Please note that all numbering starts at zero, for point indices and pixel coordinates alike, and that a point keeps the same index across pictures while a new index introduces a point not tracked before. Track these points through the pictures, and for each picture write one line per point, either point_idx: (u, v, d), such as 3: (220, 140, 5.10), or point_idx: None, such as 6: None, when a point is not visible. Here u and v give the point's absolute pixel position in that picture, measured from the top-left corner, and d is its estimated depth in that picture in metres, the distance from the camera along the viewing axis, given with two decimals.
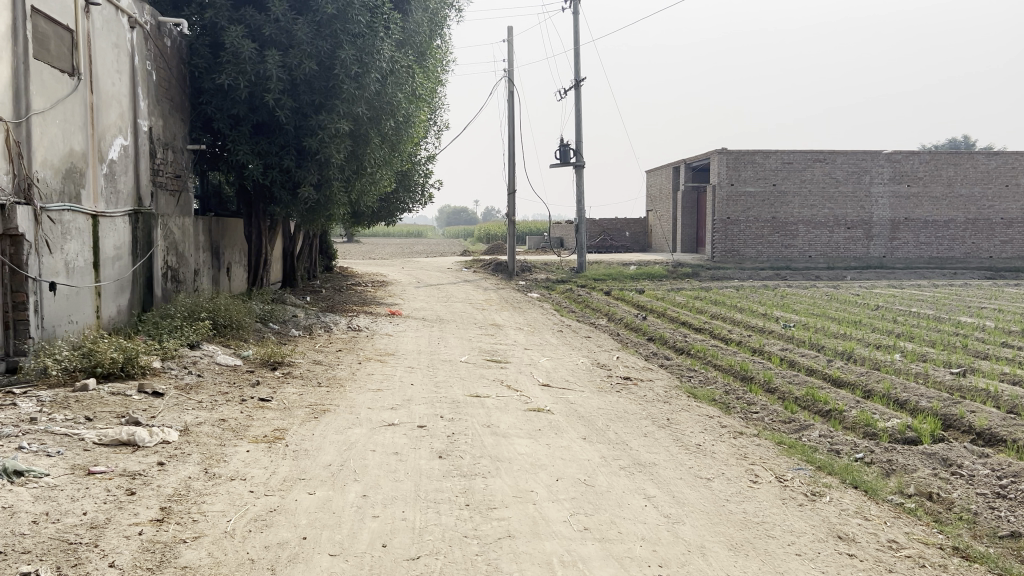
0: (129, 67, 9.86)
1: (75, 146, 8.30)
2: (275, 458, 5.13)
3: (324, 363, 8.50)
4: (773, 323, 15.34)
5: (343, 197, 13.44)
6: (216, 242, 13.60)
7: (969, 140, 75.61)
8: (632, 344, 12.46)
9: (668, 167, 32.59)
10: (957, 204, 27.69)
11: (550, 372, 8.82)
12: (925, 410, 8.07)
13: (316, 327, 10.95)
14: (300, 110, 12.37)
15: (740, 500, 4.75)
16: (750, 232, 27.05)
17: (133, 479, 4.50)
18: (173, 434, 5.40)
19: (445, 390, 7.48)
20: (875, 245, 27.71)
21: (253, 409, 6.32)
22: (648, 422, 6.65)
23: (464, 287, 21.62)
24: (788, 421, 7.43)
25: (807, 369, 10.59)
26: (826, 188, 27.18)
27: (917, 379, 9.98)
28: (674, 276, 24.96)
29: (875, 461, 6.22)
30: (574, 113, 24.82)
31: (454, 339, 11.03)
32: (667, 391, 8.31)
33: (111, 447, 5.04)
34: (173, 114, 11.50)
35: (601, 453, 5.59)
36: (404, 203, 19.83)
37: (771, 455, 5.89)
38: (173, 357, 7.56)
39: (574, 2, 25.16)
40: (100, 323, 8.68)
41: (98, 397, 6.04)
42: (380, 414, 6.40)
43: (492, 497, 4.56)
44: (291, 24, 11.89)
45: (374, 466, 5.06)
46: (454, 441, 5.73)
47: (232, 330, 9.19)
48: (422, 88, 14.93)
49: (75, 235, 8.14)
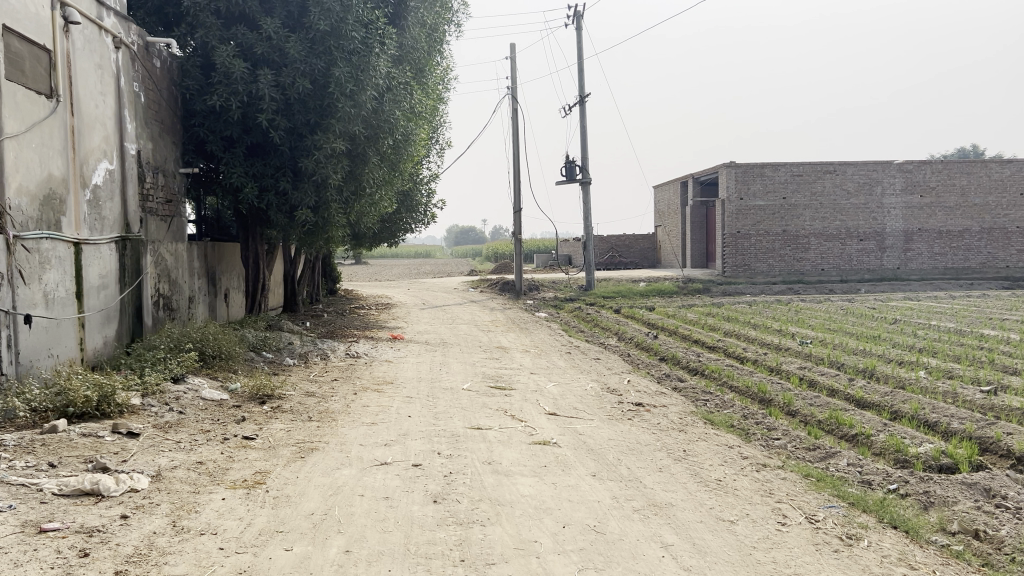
0: (114, 89, 9.50)
1: (54, 171, 7.89)
2: (252, 507, 4.66)
3: (318, 395, 8.02)
4: (789, 340, 14.80)
5: (341, 218, 13.03)
6: (212, 267, 13.21)
7: (977, 148, 75.10)
8: (643, 365, 11.98)
9: (676, 182, 32.14)
10: (971, 213, 27.09)
11: (557, 399, 8.33)
12: (959, 433, 7.54)
13: (311, 354, 10.50)
14: (295, 131, 12.00)
15: (768, 547, 4.26)
16: (761, 246, 26.57)
17: (89, 537, 4.04)
18: (143, 481, 4.94)
19: (444, 422, 6.98)
20: (888, 257, 27.15)
21: (234, 449, 5.85)
22: (663, 455, 6.15)
23: (471, 308, 21.22)
24: (813, 448, 6.94)
25: (828, 390, 10.05)
26: (837, 200, 26.67)
27: (946, 399, 9.42)
28: (685, 292, 24.47)
29: (911, 494, 5.70)
30: (579, 129, 24.50)
31: (457, 364, 10.57)
32: (682, 418, 7.81)
33: (72, 498, 4.58)
34: (164, 137, 11.14)
35: (613, 493, 5.09)
36: (406, 223, 19.43)
37: (799, 491, 5.38)
38: (155, 392, 7.12)
39: (577, 17, 24.86)
40: (84, 356, 8.26)
41: (67, 440, 5.57)
42: (371, 453, 5.91)
43: (490, 551, 4.09)
44: (283, 41, 11.49)
45: (361, 514, 4.59)
46: (451, 482, 5.24)
47: (220, 361, 8.73)
48: (421, 105, 14.55)
49: (54, 264, 7.74)
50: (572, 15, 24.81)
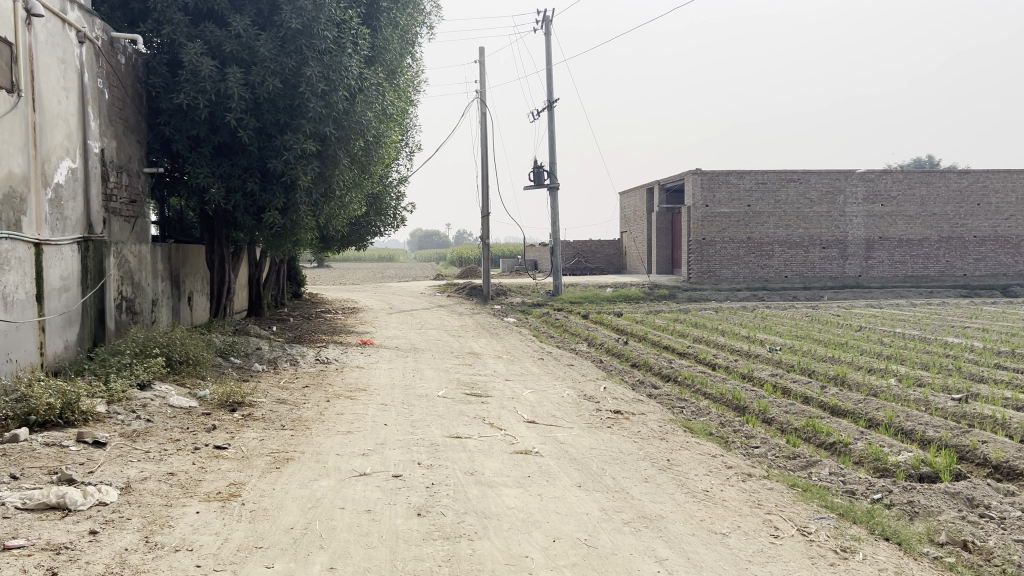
0: (78, 85, 9.19)
1: (14, 168, 7.59)
2: (229, 521, 4.46)
3: (290, 403, 7.80)
4: (758, 346, 14.84)
5: (310, 220, 12.79)
6: (176, 269, 12.90)
7: (934, 160, 76.75)
8: (616, 371, 11.90)
9: (642, 188, 32.27)
10: (931, 223, 27.54)
11: (535, 406, 8.21)
12: (935, 441, 7.56)
13: (280, 359, 10.27)
14: (264, 130, 11.75)
15: (763, 561, 4.18)
16: (726, 253, 26.74)
17: (57, 555, 3.82)
18: (112, 493, 4.71)
19: (422, 431, 6.82)
20: (850, 264, 27.49)
21: (206, 459, 5.63)
22: (647, 465, 6.05)
23: (439, 312, 21.02)
24: (793, 457, 6.90)
25: (802, 397, 10.06)
26: (801, 208, 26.94)
27: (918, 407, 9.45)
28: (651, 298, 24.54)
29: (896, 504, 5.67)
30: (547, 134, 24.46)
31: (430, 370, 10.39)
32: (662, 426, 7.73)
33: (37, 512, 4.34)
34: (128, 136, 10.83)
35: (601, 505, 4.97)
36: (375, 226, 19.21)
37: (787, 502, 5.31)
38: (121, 399, 6.85)
39: (546, 23, 24.82)
40: (44, 360, 7.95)
41: (28, 450, 5.30)
42: (350, 463, 5.74)
43: (481, 567, 3.94)
44: (253, 39, 11.23)
45: (343, 529, 4.42)
46: (434, 493, 5.08)
47: (188, 367, 8.47)
48: (393, 107, 14.35)
49: (14, 265, 7.44)
50: (541, 20, 24.76)
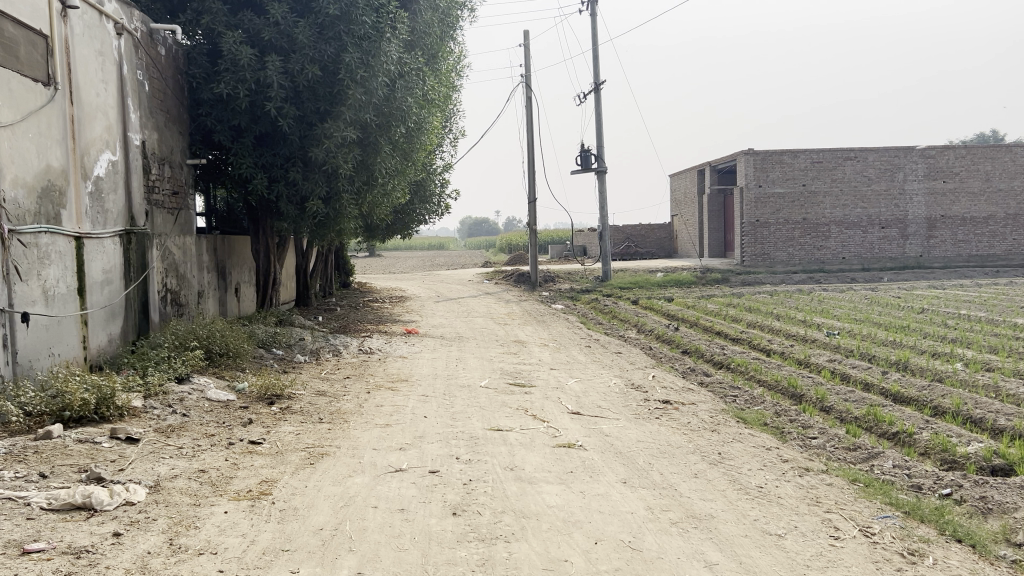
0: (117, 77, 9.13)
1: (52, 161, 7.54)
2: (257, 521, 4.29)
3: (330, 395, 7.65)
4: (815, 330, 14.31)
5: (353, 209, 12.66)
6: (222, 261, 12.90)
7: (998, 134, 73.70)
8: (665, 358, 11.55)
9: (693, 170, 31.61)
10: (996, 199, 26.45)
11: (580, 397, 7.94)
12: (1007, 431, 7.09)
13: (323, 350, 10.16)
14: (305, 119, 11.58)
15: (823, 565, 3.85)
16: (781, 235, 26.03)
17: (76, 559, 3.68)
18: (140, 492, 4.59)
19: (462, 424, 6.60)
20: (911, 244, 26.54)
21: (239, 455, 5.49)
22: (697, 458, 5.74)
23: (486, 300, 20.83)
24: (853, 449, 6.52)
25: (862, 384, 9.60)
26: (858, 187, 26.07)
27: (988, 393, 8.94)
28: (703, 282, 23.99)
29: (967, 500, 5.27)
30: (594, 117, 24.03)
31: (474, 359, 10.19)
32: (713, 417, 7.41)
33: (62, 513, 4.23)
34: (170, 127, 10.77)
35: (646, 503, 4.69)
36: (419, 214, 19.07)
37: (849, 500, 4.96)
38: (158, 393, 6.78)
39: (591, 3, 24.36)
40: (88, 355, 7.94)
41: (61, 446, 5.22)
42: (385, 458, 5.54)
43: (517, 572, 3.70)
44: (291, 27, 11.09)
45: (374, 529, 4.22)
46: (472, 491, 4.86)
47: (227, 360, 8.39)
48: (434, 92, 14.15)
49: (54, 259, 7.41)
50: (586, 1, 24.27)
